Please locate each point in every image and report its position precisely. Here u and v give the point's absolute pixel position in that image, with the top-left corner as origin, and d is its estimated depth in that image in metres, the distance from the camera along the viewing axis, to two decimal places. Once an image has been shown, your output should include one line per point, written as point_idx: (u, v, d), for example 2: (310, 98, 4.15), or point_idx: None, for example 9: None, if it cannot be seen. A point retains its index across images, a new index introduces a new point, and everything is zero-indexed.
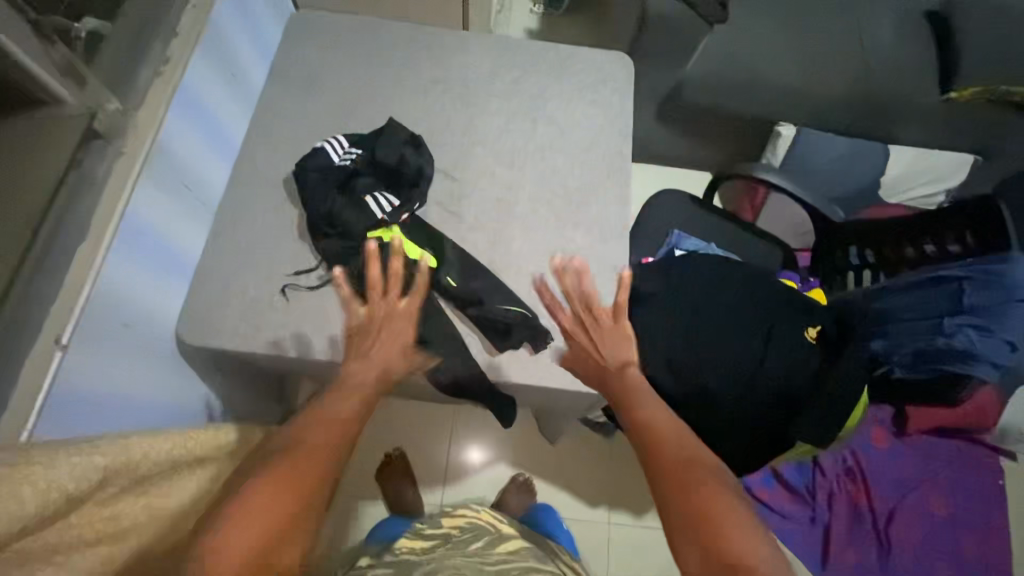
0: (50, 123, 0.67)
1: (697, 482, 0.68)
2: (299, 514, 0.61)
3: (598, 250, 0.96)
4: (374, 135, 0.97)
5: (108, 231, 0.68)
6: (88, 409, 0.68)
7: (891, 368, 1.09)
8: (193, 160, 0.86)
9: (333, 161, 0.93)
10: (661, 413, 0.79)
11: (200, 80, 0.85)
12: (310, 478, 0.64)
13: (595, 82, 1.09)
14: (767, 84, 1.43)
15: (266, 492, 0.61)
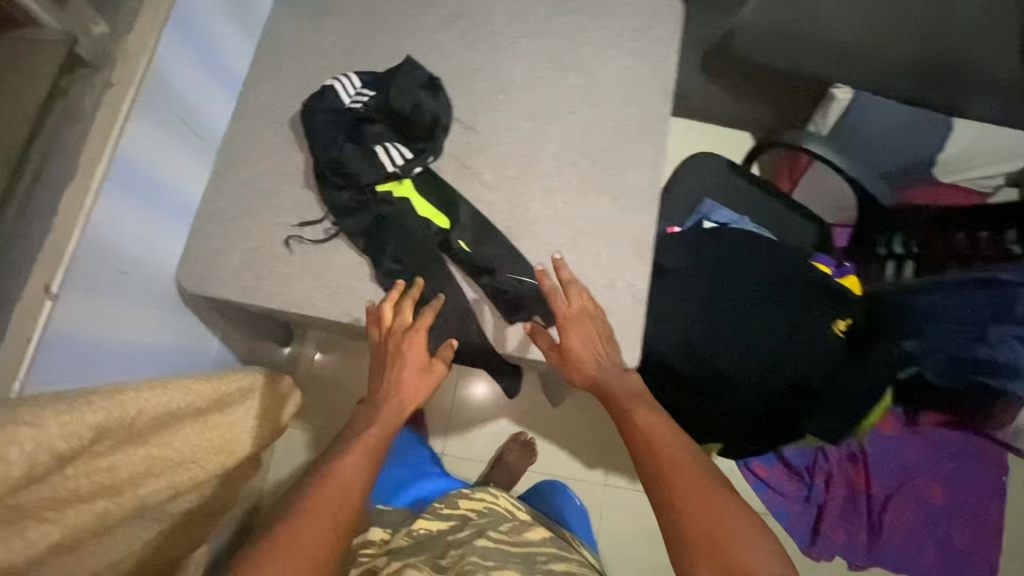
0: (31, 45, 0.60)
1: (689, 502, 0.64)
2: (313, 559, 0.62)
3: (623, 220, 0.88)
4: (390, 73, 0.89)
5: (98, 173, 0.63)
6: (85, 358, 0.66)
7: (914, 369, 1.04)
8: (191, 93, 0.79)
9: (345, 103, 0.86)
10: (652, 420, 0.74)
11: (197, 1, 0.76)
12: (321, 535, 0.64)
13: (638, 27, 0.97)
14: (829, 38, 1.28)
15: (274, 559, 0.60)
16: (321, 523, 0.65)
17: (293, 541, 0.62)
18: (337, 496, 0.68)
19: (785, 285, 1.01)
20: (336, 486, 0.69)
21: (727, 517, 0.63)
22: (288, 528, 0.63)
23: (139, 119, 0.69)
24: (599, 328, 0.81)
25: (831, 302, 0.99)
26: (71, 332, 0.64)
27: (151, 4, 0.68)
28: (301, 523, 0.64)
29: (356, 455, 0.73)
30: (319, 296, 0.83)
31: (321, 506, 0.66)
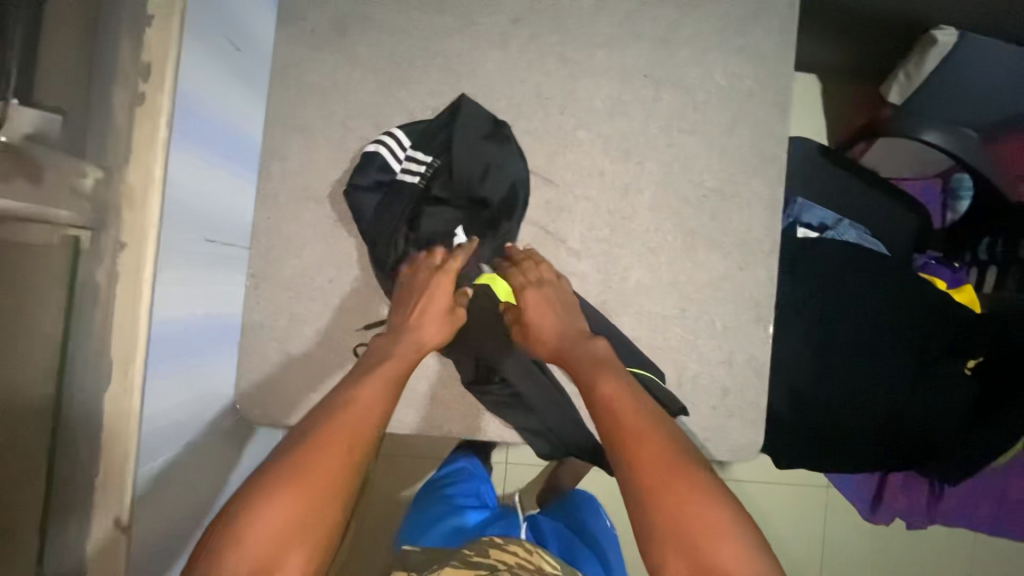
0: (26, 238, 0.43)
1: (668, 483, 0.53)
2: (323, 509, 0.49)
3: (737, 280, 0.75)
4: (441, 127, 0.74)
5: (136, 367, 0.49)
6: (168, 555, 0.57)
7: None
8: (212, 197, 0.62)
9: (395, 179, 0.73)
10: (618, 387, 0.62)
11: (198, 82, 0.56)
12: (319, 484, 0.50)
13: (745, 18, 0.76)
14: None
15: (250, 516, 0.47)
16: (327, 465, 0.51)
17: (296, 485, 0.49)
18: (346, 434, 0.55)
19: (909, 317, 0.89)
20: (346, 420, 0.56)
21: (710, 503, 0.51)
22: (285, 469, 0.50)
23: (165, 271, 0.54)
24: (556, 295, 0.71)
25: (964, 337, 0.88)
26: (151, 544, 0.54)
27: (144, 115, 0.49)
28: (307, 465, 0.51)
29: (373, 385, 0.60)
30: (403, 410, 0.73)
31: (328, 444, 0.53)
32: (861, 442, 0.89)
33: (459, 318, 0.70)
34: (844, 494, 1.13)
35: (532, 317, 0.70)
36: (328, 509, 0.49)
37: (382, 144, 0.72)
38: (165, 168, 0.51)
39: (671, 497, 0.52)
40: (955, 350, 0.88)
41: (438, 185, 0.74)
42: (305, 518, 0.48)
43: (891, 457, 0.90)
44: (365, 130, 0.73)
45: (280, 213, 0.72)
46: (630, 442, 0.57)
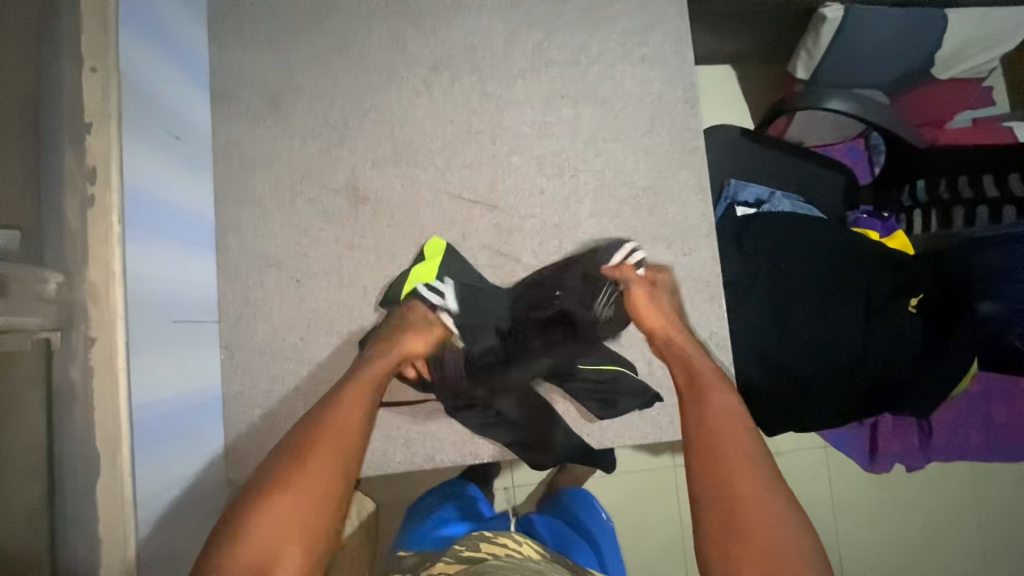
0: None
1: (748, 491, 0.56)
2: (327, 494, 0.54)
3: (684, 265, 0.80)
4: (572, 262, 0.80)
5: (124, 451, 0.51)
6: None
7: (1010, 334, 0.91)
8: (173, 279, 0.65)
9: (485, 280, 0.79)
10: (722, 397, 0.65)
11: (142, 175, 0.59)
12: (317, 494, 0.54)
13: (642, 29, 0.83)
14: None
15: (256, 513, 0.51)
16: (325, 466, 0.56)
17: (298, 498, 0.53)
18: (338, 437, 0.59)
19: (849, 268, 0.95)
20: (338, 424, 0.60)
21: (781, 519, 0.53)
22: (287, 478, 0.55)
23: (137, 358, 0.56)
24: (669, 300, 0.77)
25: (903, 277, 0.94)
26: None
27: (97, 215, 0.52)
28: (299, 471, 0.55)
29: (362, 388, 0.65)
30: (393, 447, 0.75)
31: (326, 449, 0.58)
32: (834, 394, 0.93)
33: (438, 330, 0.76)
34: (837, 449, 1.14)
35: (645, 313, 0.76)
36: (323, 516, 0.53)
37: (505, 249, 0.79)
38: (124, 262, 0.54)
39: (743, 508, 0.54)
40: (899, 290, 0.94)
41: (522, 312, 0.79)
42: (307, 527, 0.52)
43: (866, 403, 0.94)
44: (314, 192, 0.77)
45: (243, 284, 0.75)
46: (712, 446, 0.61)
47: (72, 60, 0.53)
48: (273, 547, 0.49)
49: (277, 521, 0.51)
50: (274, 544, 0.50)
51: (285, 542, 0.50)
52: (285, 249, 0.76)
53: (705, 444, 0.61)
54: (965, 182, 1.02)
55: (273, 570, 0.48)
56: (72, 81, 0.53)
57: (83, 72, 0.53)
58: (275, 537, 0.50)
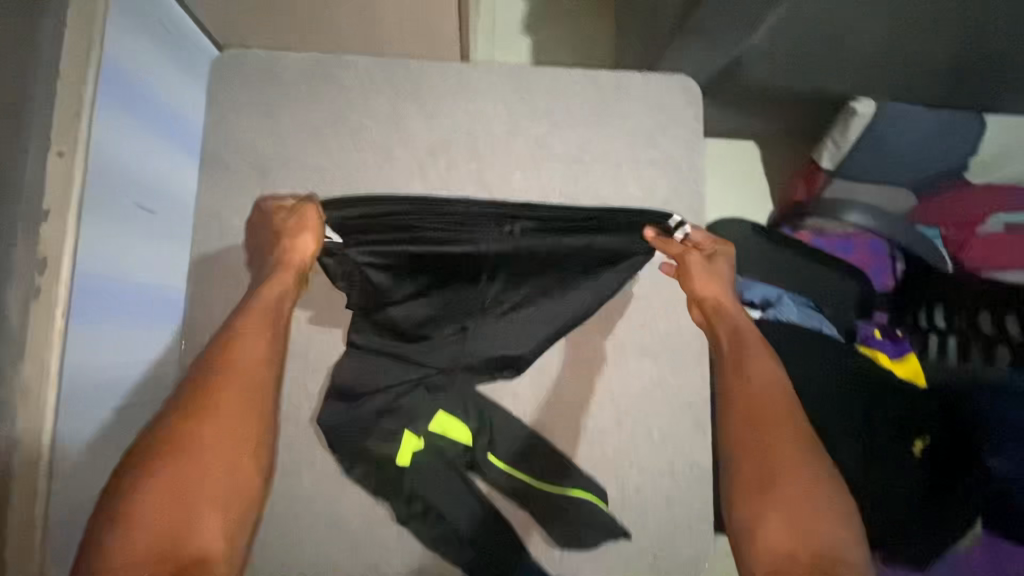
0: None
1: (785, 457, 0.60)
2: (234, 479, 0.55)
3: (670, 385, 0.76)
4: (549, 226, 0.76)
5: (33, 562, 0.49)
6: None
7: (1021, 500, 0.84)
8: (120, 361, 0.62)
9: (446, 247, 0.74)
10: (762, 373, 0.67)
11: (103, 257, 0.57)
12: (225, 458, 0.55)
13: (652, 129, 0.80)
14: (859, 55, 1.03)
15: (171, 477, 0.52)
16: (226, 432, 0.56)
17: (212, 460, 0.54)
18: (239, 400, 0.59)
19: (850, 395, 0.90)
20: (239, 373, 0.60)
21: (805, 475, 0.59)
22: (196, 438, 0.55)
23: (65, 455, 0.53)
24: (727, 278, 0.75)
25: (906, 416, 0.88)
26: None
27: (39, 308, 0.50)
28: (203, 427, 0.56)
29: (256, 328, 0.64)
30: (339, 548, 0.71)
31: (231, 406, 0.58)
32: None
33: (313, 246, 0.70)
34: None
35: (699, 287, 0.74)
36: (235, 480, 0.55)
37: (470, 216, 0.75)
38: (63, 359, 0.52)
39: (779, 466, 0.59)
40: (901, 430, 0.88)
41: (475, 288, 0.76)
42: (221, 483, 0.54)
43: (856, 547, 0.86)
44: None
45: None
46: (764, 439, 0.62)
47: (37, 142, 0.52)
48: (187, 505, 0.51)
49: (205, 482, 0.53)
50: (193, 497, 0.52)
51: (205, 503, 0.52)
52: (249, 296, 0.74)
53: (759, 455, 0.61)
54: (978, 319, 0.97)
55: (190, 534, 0.50)
56: (34, 167, 0.51)
57: (49, 156, 0.52)
58: (186, 494, 0.52)
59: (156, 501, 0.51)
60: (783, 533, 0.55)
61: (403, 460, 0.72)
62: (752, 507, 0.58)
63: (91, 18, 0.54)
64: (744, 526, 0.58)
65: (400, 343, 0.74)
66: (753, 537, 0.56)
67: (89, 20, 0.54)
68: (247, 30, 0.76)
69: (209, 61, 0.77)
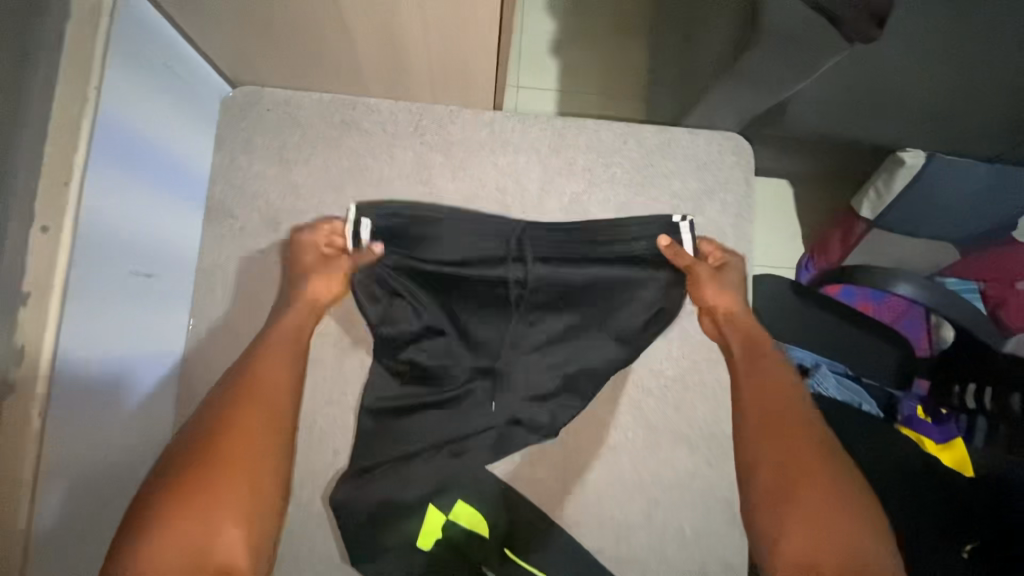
0: None
1: (804, 465, 0.56)
2: (258, 489, 0.52)
3: (705, 478, 0.69)
4: (577, 237, 0.69)
5: None
6: None
7: None
8: (113, 443, 0.56)
9: (473, 255, 0.68)
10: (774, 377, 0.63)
11: (90, 337, 0.51)
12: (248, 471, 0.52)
13: (700, 194, 0.74)
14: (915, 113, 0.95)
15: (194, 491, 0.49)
16: (248, 448, 0.53)
17: (235, 472, 0.51)
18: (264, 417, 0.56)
19: (888, 484, 0.84)
20: (266, 383, 0.59)
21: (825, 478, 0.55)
22: (221, 446, 0.52)
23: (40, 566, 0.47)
24: (734, 283, 0.70)
25: (950, 513, 0.81)
26: None
27: (15, 407, 0.44)
28: (229, 437, 0.53)
29: (281, 352, 0.62)
30: None
31: (253, 411, 0.56)
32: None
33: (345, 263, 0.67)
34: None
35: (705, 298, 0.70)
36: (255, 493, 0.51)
37: (495, 232, 0.69)
38: (42, 459, 0.46)
39: (799, 470, 0.56)
40: (953, 525, 0.80)
41: (503, 307, 0.70)
42: (248, 492, 0.51)
43: None
44: None
45: None
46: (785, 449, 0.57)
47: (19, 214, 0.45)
48: (206, 510, 0.48)
49: (223, 485, 0.50)
50: (216, 501, 0.49)
51: (226, 507, 0.49)
52: None
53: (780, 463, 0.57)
54: None
55: (214, 540, 0.47)
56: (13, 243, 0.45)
57: (32, 232, 0.45)
58: (208, 504, 0.48)
59: (180, 511, 0.47)
60: (807, 543, 0.51)
61: (425, 542, 0.64)
62: (773, 521, 0.54)
63: (86, 73, 0.48)
64: (769, 542, 0.54)
65: (426, 363, 0.68)
66: (778, 553, 0.53)
67: (83, 75, 0.48)
68: (263, 70, 0.70)
69: (223, 101, 0.71)
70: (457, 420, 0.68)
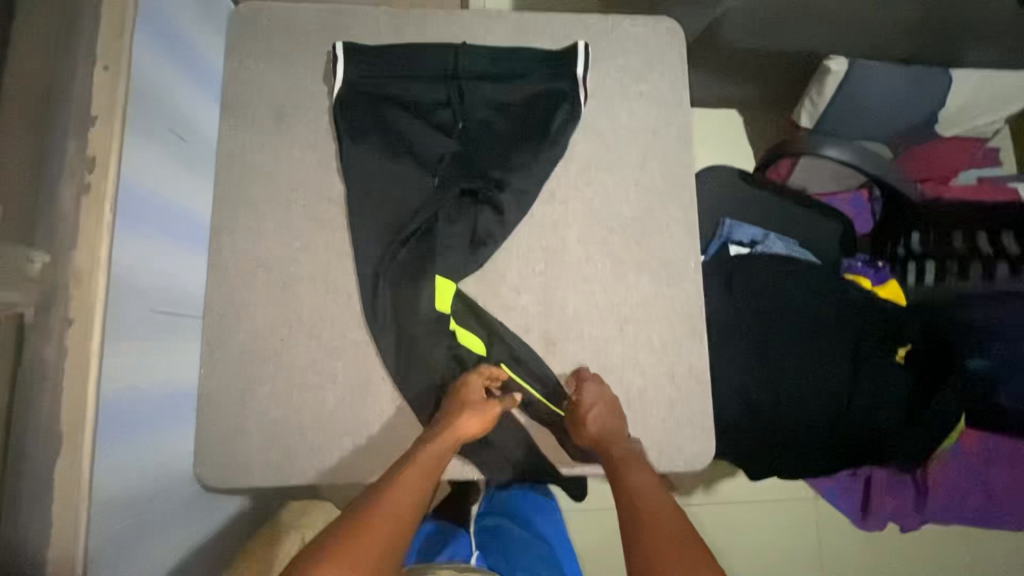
0: None
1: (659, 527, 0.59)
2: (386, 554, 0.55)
3: (668, 297, 0.81)
4: (506, 56, 0.83)
5: (88, 434, 0.52)
6: None
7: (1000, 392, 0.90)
8: (159, 272, 0.66)
9: (416, 74, 0.81)
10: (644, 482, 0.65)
11: (140, 172, 0.62)
12: (411, 505, 0.61)
13: (640, 66, 0.86)
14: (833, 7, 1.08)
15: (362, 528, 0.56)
16: (409, 492, 0.62)
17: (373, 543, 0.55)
18: (422, 471, 0.65)
19: (837, 313, 0.95)
20: (420, 468, 0.65)
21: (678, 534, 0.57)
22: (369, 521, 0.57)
23: (111, 344, 0.57)
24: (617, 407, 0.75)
25: (889, 328, 0.94)
26: None
27: (90, 201, 0.55)
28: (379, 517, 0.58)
29: (440, 450, 0.68)
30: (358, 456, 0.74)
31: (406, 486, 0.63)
32: (817, 451, 0.93)
33: (495, 410, 0.74)
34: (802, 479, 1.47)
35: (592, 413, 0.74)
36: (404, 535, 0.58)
37: (433, 55, 0.82)
38: (111, 253, 0.56)
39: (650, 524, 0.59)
40: (887, 337, 0.93)
41: (450, 116, 0.81)
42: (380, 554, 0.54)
43: (850, 447, 0.92)
44: (307, 198, 0.78)
45: (229, 284, 0.76)
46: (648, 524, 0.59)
47: (86, 56, 0.57)
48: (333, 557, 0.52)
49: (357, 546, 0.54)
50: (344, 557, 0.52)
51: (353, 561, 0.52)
52: (268, 225, 0.77)
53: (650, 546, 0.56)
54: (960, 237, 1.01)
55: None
56: (83, 78, 0.57)
57: (95, 69, 0.57)
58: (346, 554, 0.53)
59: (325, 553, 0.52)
60: None
61: (443, 306, 0.78)
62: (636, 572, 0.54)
63: None
64: None
65: (394, 170, 0.79)
66: None
67: None
68: None
69: (229, 15, 0.82)
70: (422, 215, 0.79)
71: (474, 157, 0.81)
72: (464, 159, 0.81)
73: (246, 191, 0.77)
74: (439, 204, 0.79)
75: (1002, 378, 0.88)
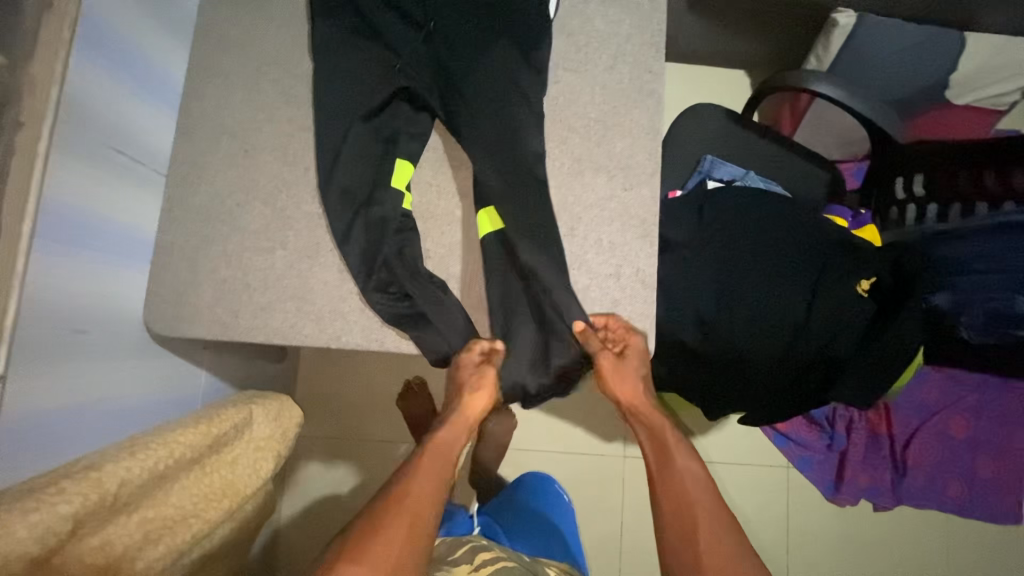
0: None
1: (702, 512, 0.71)
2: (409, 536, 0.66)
3: (621, 199, 0.81)
4: None
5: (25, 232, 0.54)
6: (66, 426, 0.60)
7: (956, 325, 0.93)
8: (124, 115, 0.69)
9: None
10: (690, 471, 0.74)
11: (110, 10, 0.64)
12: (431, 497, 0.70)
13: None
14: None
15: (399, 516, 0.67)
16: (426, 486, 0.71)
17: (401, 526, 0.66)
18: (444, 453, 0.76)
19: (810, 246, 0.92)
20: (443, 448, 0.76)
21: (717, 535, 0.68)
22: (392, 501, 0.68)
23: (66, 161, 0.59)
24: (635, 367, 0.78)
25: (857, 261, 0.92)
26: (41, 408, 0.57)
27: (52, 19, 0.57)
28: (404, 501, 0.68)
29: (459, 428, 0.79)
30: (298, 320, 0.76)
31: (428, 468, 0.73)
32: (765, 383, 0.91)
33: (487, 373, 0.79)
34: (776, 447, 1.43)
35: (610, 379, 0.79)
36: (431, 525, 0.68)
37: None
38: (69, 69, 0.59)
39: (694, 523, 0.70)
40: (854, 270, 0.92)
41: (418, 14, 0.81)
42: (402, 536, 0.65)
43: (799, 379, 0.91)
44: (278, 76, 0.81)
45: (196, 146, 0.79)
46: (692, 521, 0.70)
47: None
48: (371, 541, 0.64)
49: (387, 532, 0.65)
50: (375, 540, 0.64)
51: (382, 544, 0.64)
52: (237, 96, 0.80)
53: (681, 531, 0.70)
54: (943, 178, 0.98)
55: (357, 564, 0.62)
56: None
57: None
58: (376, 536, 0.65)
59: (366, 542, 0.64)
60: None
61: (398, 182, 0.78)
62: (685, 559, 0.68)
63: None
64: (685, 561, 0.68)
65: (357, 55, 0.80)
66: None
67: None
68: None
69: None
70: (378, 96, 0.79)
71: (439, 51, 0.80)
72: (429, 53, 0.81)
73: (221, 62, 0.81)
74: (399, 88, 0.80)
75: (960, 314, 0.92)
